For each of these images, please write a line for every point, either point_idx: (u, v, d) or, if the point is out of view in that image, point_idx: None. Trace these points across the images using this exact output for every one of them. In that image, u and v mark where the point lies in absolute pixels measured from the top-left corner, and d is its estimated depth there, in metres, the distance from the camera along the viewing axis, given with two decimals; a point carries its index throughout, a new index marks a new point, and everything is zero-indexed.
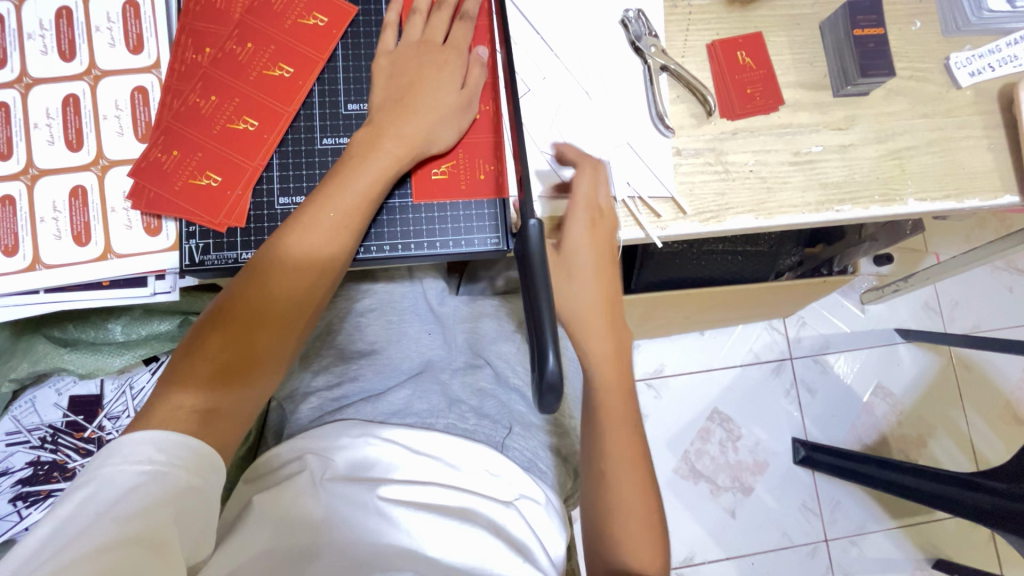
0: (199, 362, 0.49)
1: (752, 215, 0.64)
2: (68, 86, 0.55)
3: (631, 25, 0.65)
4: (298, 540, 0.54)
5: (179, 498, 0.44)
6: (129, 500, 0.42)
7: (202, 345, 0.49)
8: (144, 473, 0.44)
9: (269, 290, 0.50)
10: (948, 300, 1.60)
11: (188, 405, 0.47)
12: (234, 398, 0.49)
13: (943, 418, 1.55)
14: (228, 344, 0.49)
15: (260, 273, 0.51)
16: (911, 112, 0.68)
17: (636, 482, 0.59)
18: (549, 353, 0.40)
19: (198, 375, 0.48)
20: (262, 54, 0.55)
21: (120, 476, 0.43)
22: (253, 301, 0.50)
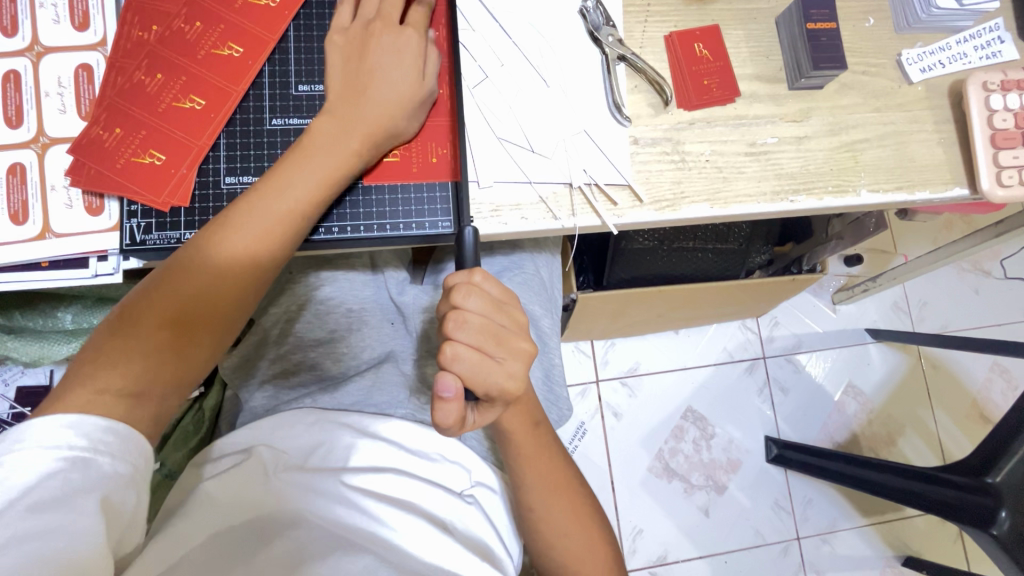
0: (128, 342, 0.48)
1: (708, 204, 0.65)
2: (9, 62, 0.54)
3: (589, 15, 0.65)
4: (243, 531, 0.53)
5: (99, 487, 0.44)
6: (47, 488, 0.42)
7: (132, 323, 0.48)
8: (63, 459, 0.43)
9: (208, 277, 0.50)
10: (916, 301, 1.63)
11: (110, 389, 0.47)
12: (164, 384, 0.49)
13: (911, 416, 1.57)
14: (159, 328, 0.49)
15: (200, 260, 0.50)
16: (864, 106, 0.70)
17: (562, 496, 0.63)
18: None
19: (124, 359, 0.47)
20: (211, 33, 0.54)
21: (36, 461, 0.42)
22: (190, 288, 0.49)
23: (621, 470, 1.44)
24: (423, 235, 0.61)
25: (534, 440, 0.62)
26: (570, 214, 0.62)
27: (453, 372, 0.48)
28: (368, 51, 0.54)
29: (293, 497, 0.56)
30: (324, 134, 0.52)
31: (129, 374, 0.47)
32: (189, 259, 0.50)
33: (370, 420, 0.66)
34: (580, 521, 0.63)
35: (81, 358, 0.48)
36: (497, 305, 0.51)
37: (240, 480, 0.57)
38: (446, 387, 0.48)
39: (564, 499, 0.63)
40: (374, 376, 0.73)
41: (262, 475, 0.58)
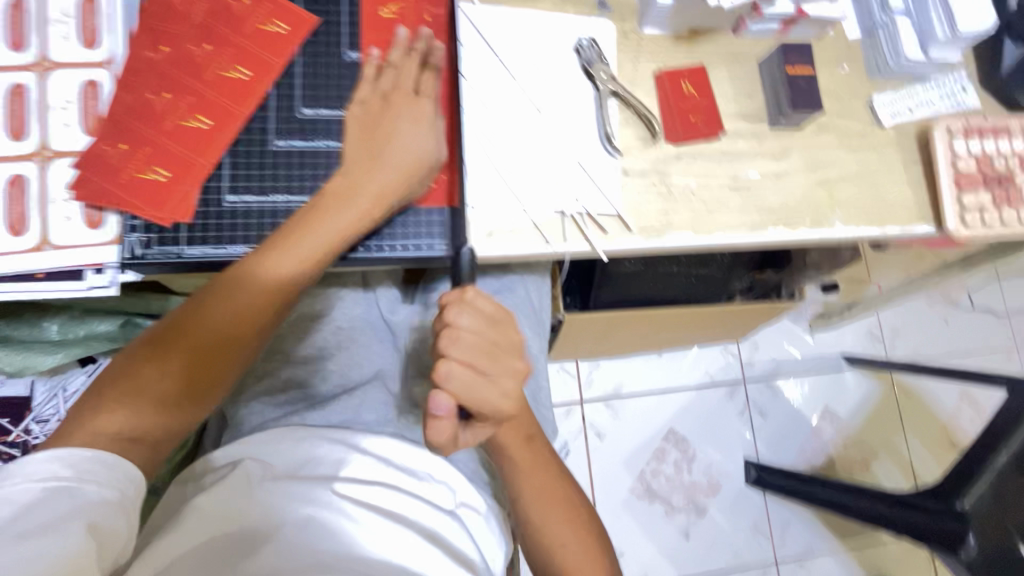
0: (147, 371, 0.49)
1: (694, 233, 0.68)
2: (15, 76, 0.55)
3: (584, 51, 0.69)
4: (226, 545, 0.53)
5: (83, 512, 0.43)
6: (25, 517, 0.41)
7: (153, 351, 0.50)
8: (45, 488, 0.43)
9: (228, 308, 0.51)
10: (889, 329, 1.69)
11: (110, 430, 0.48)
12: (162, 429, 0.50)
13: (884, 441, 1.62)
14: (176, 355, 0.50)
15: (224, 289, 0.51)
16: (838, 145, 0.74)
17: (555, 505, 0.64)
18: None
19: (124, 402, 0.48)
20: (220, 56, 0.56)
21: (18, 494, 0.43)
22: (210, 316, 0.51)
23: (603, 491, 1.45)
24: (420, 257, 0.64)
25: (527, 452, 0.63)
26: (562, 240, 0.65)
27: (444, 390, 0.50)
28: (388, 110, 0.56)
29: (280, 506, 0.56)
30: (349, 174, 0.55)
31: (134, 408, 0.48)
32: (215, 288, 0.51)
33: (358, 437, 0.66)
34: (572, 533, 0.63)
35: (84, 396, 0.49)
36: (491, 322, 0.52)
37: (228, 494, 0.57)
38: (433, 408, 0.48)
39: (555, 513, 0.63)
40: (363, 394, 0.73)
41: (249, 486, 0.58)
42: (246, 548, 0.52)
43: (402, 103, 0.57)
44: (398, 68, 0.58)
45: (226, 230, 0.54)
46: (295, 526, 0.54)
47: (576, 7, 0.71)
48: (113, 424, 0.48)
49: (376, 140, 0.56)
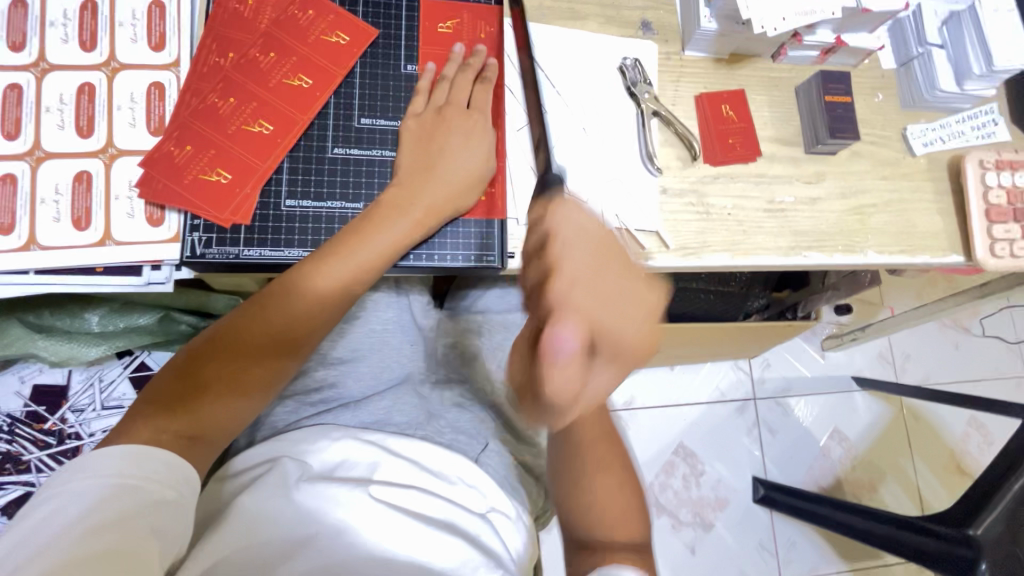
0: (205, 370, 0.52)
1: (729, 254, 0.69)
2: (85, 75, 0.57)
3: (628, 71, 0.70)
4: (258, 553, 0.52)
5: (148, 509, 0.44)
6: (94, 513, 0.42)
7: (212, 350, 0.53)
8: (113, 485, 0.44)
9: (284, 312, 0.54)
10: (900, 352, 1.70)
11: (173, 428, 0.49)
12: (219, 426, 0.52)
13: (893, 464, 1.62)
14: (233, 355, 0.53)
15: (280, 293, 0.54)
16: (871, 173, 0.75)
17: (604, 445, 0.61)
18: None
19: (186, 401, 0.51)
20: (284, 64, 0.58)
21: (90, 489, 0.43)
22: (267, 318, 0.54)
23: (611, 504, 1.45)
24: (472, 263, 0.61)
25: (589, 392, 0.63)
26: None
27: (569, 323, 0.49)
28: (442, 127, 0.59)
29: (313, 512, 0.55)
30: (402, 187, 0.57)
31: (189, 404, 0.51)
32: (271, 291, 0.54)
33: (389, 437, 0.65)
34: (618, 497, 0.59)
35: (144, 395, 0.51)
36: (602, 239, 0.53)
37: (260, 495, 0.56)
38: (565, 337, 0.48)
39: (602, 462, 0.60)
40: (392, 397, 0.72)
41: (281, 487, 0.57)
42: (281, 556, 0.52)
43: (456, 120, 0.59)
44: (450, 84, 0.60)
45: (284, 234, 0.56)
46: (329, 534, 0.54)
47: (621, 28, 0.73)
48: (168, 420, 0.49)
49: (428, 155, 0.58)
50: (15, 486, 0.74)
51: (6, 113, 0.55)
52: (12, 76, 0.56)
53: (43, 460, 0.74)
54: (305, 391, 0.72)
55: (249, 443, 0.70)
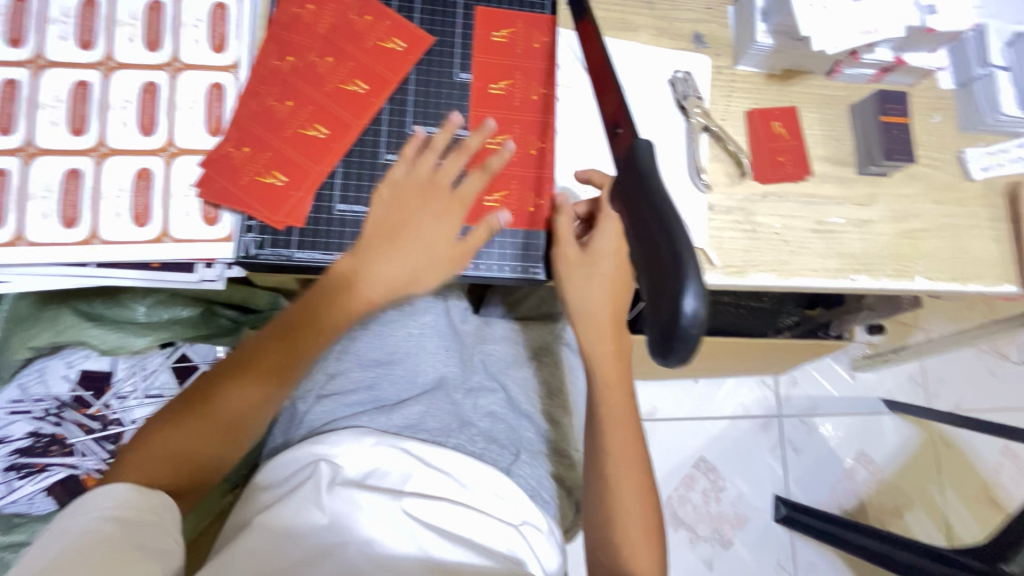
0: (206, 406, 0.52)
1: (774, 274, 0.68)
2: (149, 74, 0.58)
3: (679, 85, 0.69)
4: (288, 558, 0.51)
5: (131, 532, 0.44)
6: (79, 542, 0.42)
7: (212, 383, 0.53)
8: (98, 518, 0.44)
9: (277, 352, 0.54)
10: (933, 377, 1.65)
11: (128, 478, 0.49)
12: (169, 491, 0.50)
13: (920, 491, 1.58)
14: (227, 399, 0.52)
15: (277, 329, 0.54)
16: (925, 197, 0.73)
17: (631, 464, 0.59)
18: (686, 295, 0.36)
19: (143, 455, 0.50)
20: (340, 68, 0.59)
21: (74, 526, 0.43)
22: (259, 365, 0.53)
23: None
24: (517, 275, 0.61)
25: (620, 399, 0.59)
26: None
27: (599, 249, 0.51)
28: (420, 192, 0.56)
29: (350, 516, 0.56)
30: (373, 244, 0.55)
31: (179, 444, 0.50)
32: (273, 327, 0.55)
33: (423, 446, 0.65)
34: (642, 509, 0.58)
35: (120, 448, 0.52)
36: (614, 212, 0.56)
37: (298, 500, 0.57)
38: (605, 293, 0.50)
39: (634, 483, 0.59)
40: (430, 401, 0.72)
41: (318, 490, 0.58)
42: (317, 558, 0.52)
43: (435, 185, 0.57)
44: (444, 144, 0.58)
45: (335, 238, 0.57)
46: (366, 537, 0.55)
47: (673, 40, 0.72)
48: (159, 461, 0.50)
49: (403, 219, 0.55)
50: (59, 467, 0.76)
51: (74, 110, 0.57)
52: (80, 74, 0.57)
53: (87, 445, 0.77)
54: (342, 391, 0.72)
55: (288, 440, 0.70)
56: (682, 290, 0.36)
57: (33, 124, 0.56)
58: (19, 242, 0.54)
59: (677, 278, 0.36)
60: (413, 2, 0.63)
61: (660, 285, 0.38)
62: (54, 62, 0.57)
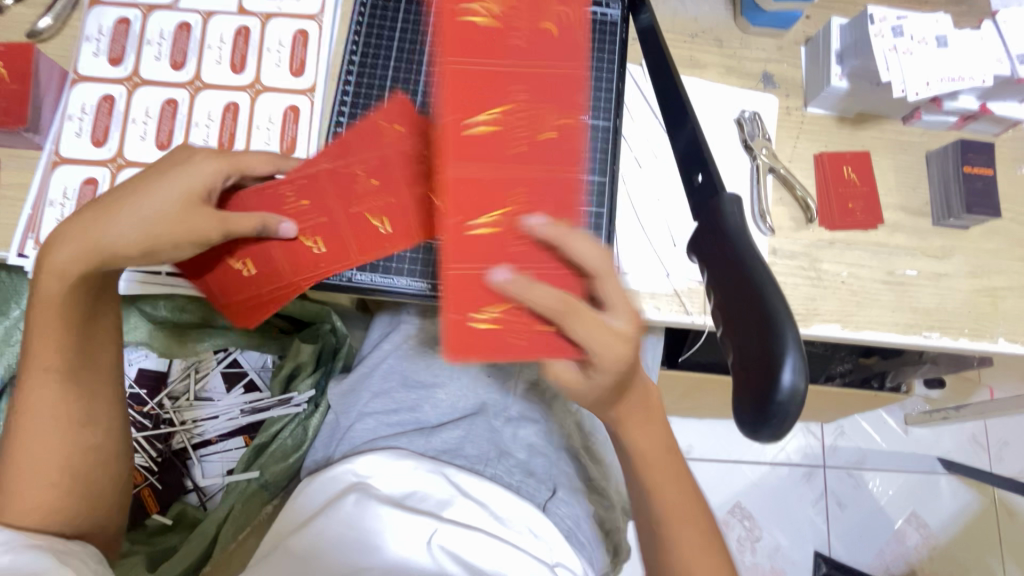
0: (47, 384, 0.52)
1: (839, 325, 0.65)
2: (232, 95, 0.61)
3: (746, 125, 0.68)
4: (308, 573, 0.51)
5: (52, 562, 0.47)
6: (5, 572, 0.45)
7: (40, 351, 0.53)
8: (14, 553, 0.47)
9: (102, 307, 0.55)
10: (997, 439, 1.54)
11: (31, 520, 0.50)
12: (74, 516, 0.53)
13: (978, 562, 1.46)
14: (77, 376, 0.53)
15: (65, 304, 0.52)
16: (1008, 253, 0.69)
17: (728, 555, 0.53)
18: (785, 366, 0.34)
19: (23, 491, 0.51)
20: (377, 198, 0.56)
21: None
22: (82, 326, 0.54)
23: None
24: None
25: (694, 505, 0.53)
26: (686, 314, 0.61)
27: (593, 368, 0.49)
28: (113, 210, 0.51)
29: (379, 533, 0.54)
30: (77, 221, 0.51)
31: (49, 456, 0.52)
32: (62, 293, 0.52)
33: (461, 473, 0.63)
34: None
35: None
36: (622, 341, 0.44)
37: (335, 513, 0.56)
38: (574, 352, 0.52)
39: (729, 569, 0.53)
40: (468, 427, 0.70)
41: (353, 506, 0.56)
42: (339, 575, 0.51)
43: (150, 198, 0.51)
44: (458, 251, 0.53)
45: (394, 261, 0.60)
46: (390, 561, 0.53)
47: (741, 79, 0.71)
48: (54, 435, 0.52)
49: (145, 240, 0.51)
50: None
51: (161, 125, 0.60)
52: (170, 92, 0.61)
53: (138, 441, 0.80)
54: (382, 411, 0.70)
55: (329, 457, 0.69)
56: (778, 359, 0.34)
57: (124, 137, 0.59)
58: None
59: (771, 346, 0.35)
60: None
61: (755, 353, 0.35)
62: (146, 81, 0.61)
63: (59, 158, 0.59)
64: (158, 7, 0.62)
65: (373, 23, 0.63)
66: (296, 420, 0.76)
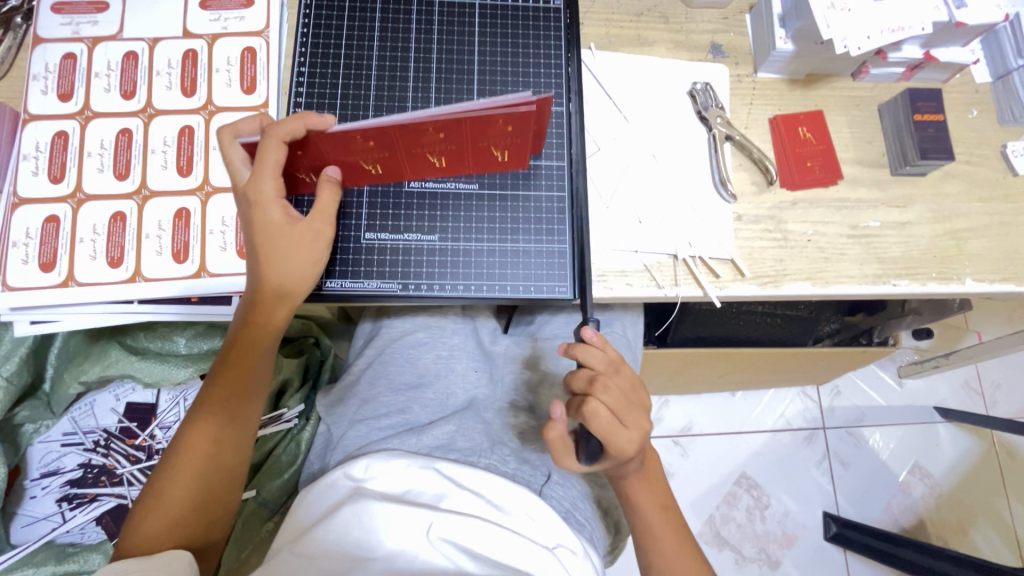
0: (186, 454, 0.56)
1: (810, 282, 0.66)
2: (186, 118, 0.61)
3: (699, 96, 0.69)
4: None
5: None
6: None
7: (185, 438, 0.57)
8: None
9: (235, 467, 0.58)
10: (990, 382, 1.56)
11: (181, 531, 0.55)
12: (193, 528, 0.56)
13: (984, 505, 1.47)
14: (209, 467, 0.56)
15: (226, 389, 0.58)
16: (969, 195, 0.70)
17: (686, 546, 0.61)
18: None
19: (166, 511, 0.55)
20: (374, 155, 0.56)
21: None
22: (216, 480, 0.57)
23: None
24: (546, 293, 0.62)
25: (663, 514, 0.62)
26: (658, 289, 0.64)
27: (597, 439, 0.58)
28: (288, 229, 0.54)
29: (376, 531, 0.54)
30: (294, 261, 0.54)
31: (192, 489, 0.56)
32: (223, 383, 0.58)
33: (455, 465, 0.62)
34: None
35: (134, 508, 0.56)
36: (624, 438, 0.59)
37: (333, 520, 0.56)
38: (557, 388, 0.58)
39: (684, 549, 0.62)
40: (460, 421, 0.69)
41: (349, 508, 0.56)
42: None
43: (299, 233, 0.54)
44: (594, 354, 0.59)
45: (363, 265, 0.61)
46: (393, 552, 0.54)
47: (689, 52, 0.72)
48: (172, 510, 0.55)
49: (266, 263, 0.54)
50: (109, 497, 0.79)
51: (117, 156, 0.60)
52: (123, 122, 0.61)
53: (133, 474, 0.80)
54: (373, 416, 0.70)
55: (324, 466, 0.69)
56: None
57: (81, 171, 0.59)
58: (70, 283, 0.57)
59: None
60: (432, 32, 0.65)
61: None
62: (99, 113, 0.61)
63: (17, 199, 0.58)
64: (103, 39, 0.63)
65: (319, 36, 0.64)
66: (289, 436, 0.77)
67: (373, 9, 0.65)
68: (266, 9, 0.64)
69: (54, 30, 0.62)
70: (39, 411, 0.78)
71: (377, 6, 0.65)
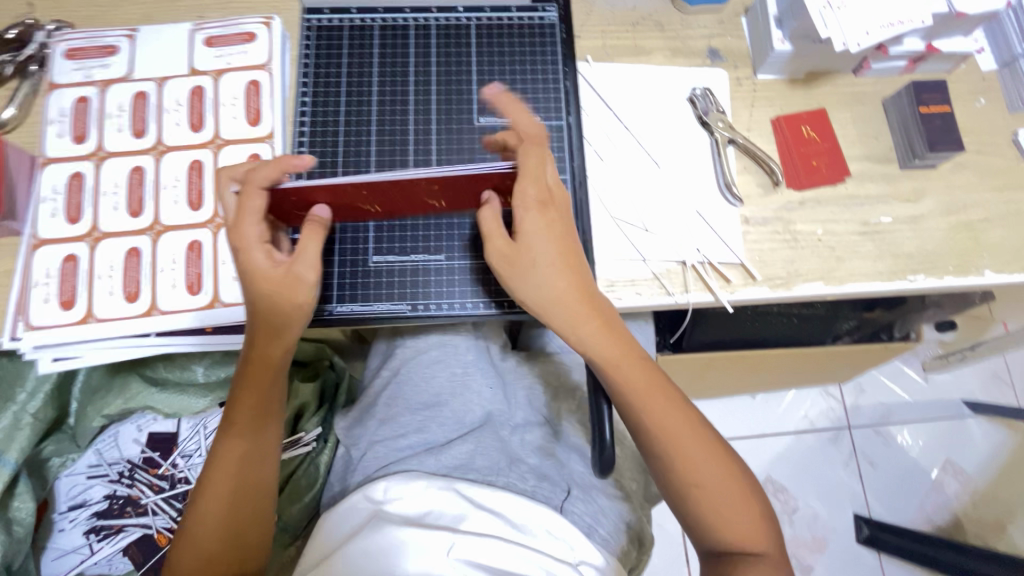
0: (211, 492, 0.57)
1: (823, 282, 0.65)
2: (194, 153, 0.63)
3: (699, 102, 0.69)
4: None
5: None
6: None
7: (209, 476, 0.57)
8: None
9: (256, 506, 0.59)
10: (1020, 372, 1.51)
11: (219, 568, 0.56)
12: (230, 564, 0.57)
13: (1022, 500, 1.42)
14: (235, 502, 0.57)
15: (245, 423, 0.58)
16: (982, 185, 0.69)
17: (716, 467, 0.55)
18: None
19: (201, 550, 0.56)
20: (370, 199, 0.55)
21: None
22: (241, 515, 0.57)
23: None
24: None
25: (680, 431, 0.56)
26: (668, 296, 0.63)
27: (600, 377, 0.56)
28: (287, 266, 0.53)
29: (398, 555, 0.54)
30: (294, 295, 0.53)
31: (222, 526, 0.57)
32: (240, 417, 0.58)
33: (473, 484, 0.62)
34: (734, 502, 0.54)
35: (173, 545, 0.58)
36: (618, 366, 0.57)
37: (355, 546, 0.55)
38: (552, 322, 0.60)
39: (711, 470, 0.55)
40: (476, 439, 0.69)
41: (370, 533, 0.56)
42: None
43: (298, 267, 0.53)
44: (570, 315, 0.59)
45: (371, 288, 0.62)
46: None
47: (687, 58, 0.72)
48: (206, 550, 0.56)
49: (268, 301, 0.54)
50: (135, 527, 0.80)
51: (131, 194, 0.62)
52: (135, 160, 0.63)
53: (157, 504, 0.81)
54: (389, 437, 0.70)
55: (345, 489, 0.69)
56: None
57: (97, 210, 0.61)
58: (89, 319, 0.59)
59: None
60: (430, 56, 0.67)
61: None
62: (112, 153, 0.63)
63: (37, 240, 0.60)
64: (114, 81, 0.65)
65: (322, 68, 0.66)
66: (307, 459, 0.77)
67: (372, 37, 0.67)
68: (268, 42, 0.65)
69: (68, 76, 0.65)
70: (64, 444, 0.78)
71: (376, 33, 0.67)
